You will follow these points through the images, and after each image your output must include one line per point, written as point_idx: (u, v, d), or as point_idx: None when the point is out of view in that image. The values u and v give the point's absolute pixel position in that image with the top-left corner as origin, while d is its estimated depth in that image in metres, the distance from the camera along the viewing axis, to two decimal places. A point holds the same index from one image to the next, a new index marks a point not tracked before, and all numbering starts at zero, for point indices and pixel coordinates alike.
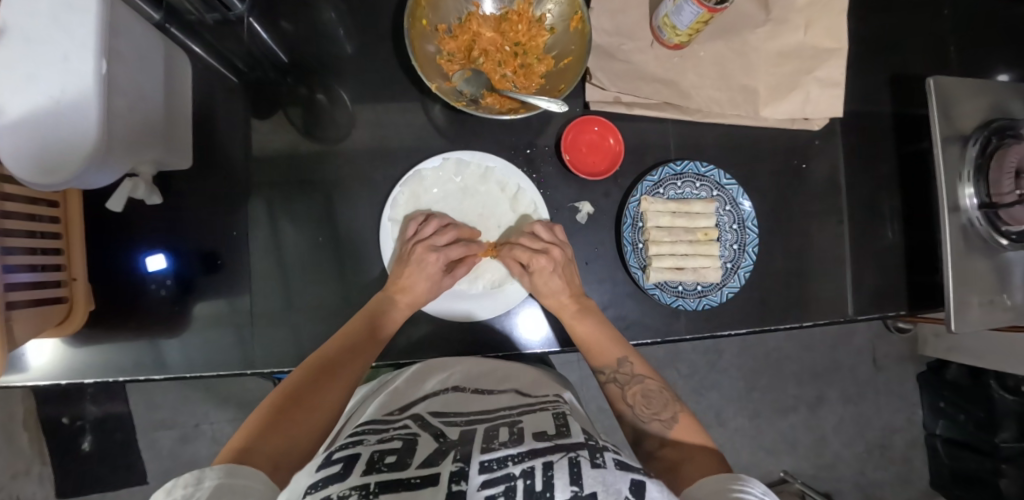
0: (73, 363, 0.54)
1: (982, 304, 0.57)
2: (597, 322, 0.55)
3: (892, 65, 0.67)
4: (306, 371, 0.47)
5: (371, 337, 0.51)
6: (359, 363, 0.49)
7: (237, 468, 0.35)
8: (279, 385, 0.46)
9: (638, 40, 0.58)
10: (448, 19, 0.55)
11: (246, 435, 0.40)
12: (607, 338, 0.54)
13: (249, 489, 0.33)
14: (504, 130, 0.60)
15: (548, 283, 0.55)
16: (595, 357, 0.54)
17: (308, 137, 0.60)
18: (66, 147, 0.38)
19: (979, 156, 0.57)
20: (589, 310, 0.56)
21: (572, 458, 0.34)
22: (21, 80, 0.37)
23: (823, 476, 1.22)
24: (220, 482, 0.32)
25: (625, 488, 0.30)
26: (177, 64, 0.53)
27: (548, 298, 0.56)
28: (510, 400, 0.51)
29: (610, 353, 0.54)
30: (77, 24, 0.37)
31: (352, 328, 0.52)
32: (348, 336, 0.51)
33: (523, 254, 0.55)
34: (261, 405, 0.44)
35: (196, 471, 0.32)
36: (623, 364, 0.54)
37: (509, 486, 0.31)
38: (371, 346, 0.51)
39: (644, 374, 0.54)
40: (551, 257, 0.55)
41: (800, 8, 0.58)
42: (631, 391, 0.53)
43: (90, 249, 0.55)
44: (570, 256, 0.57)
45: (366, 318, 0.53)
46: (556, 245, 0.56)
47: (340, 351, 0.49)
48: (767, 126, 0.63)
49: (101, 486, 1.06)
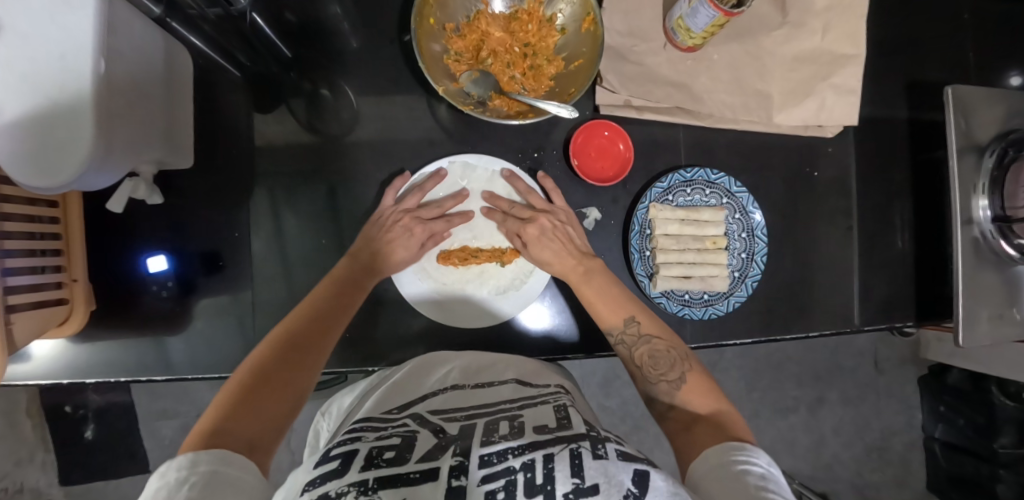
0: (74, 364, 0.54)
1: (991, 318, 0.57)
2: (604, 283, 0.55)
3: (910, 70, 0.65)
4: (272, 343, 0.46)
5: (338, 304, 0.51)
6: (327, 329, 0.49)
7: (231, 456, 0.33)
8: (244, 363, 0.45)
9: (650, 42, 0.56)
10: (456, 18, 0.53)
11: (217, 414, 0.39)
12: (613, 300, 0.54)
13: (241, 480, 0.32)
14: (512, 133, 0.59)
15: (547, 249, 0.55)
16: (602, 319, 0.54)
17: (310, 131, 0.58)
18: (61, 149, 0.36)
19: (996, 168, 0.57)
20: (593, 271, 0.55)
21: (573, 449, 0.33)
22: (17, 78, 0.36)
23: (820, 476, 1.23)
24: (214, 468, 0.32)
25: (628, 480, 0.30)
26: (177, 62, 0.52)
27: (554, 265, 0.55)
28: (511, 394, 0.46)
29: (621, 312, 0.53)
30: (77, 21, 0.36)
31: (318, 295, 0.51)
32: (314, 303, 0.50)
33: (515, 224, 0.57)
34: (229, 382, 0.43)
35: (191, 455, 0.32)
36: (631, 324, 0.53)
37: (509, 480, 0.30)
38: (338, 312, 0.50)
39: (651, 333, 0.52)
40: (539, 223, 0.56)
41: (818, 11, 0.56)
42: (640, 353, 0.51)
43: (90, 250, 0.54)
44: (563, 219, 0.57)
45: (333, 283, 0.52)
46: (545, 212, 0.57)
47: (305, 322, 0.48)
48: (780, 132, 0.62)
49: (105, 474, 1.07)
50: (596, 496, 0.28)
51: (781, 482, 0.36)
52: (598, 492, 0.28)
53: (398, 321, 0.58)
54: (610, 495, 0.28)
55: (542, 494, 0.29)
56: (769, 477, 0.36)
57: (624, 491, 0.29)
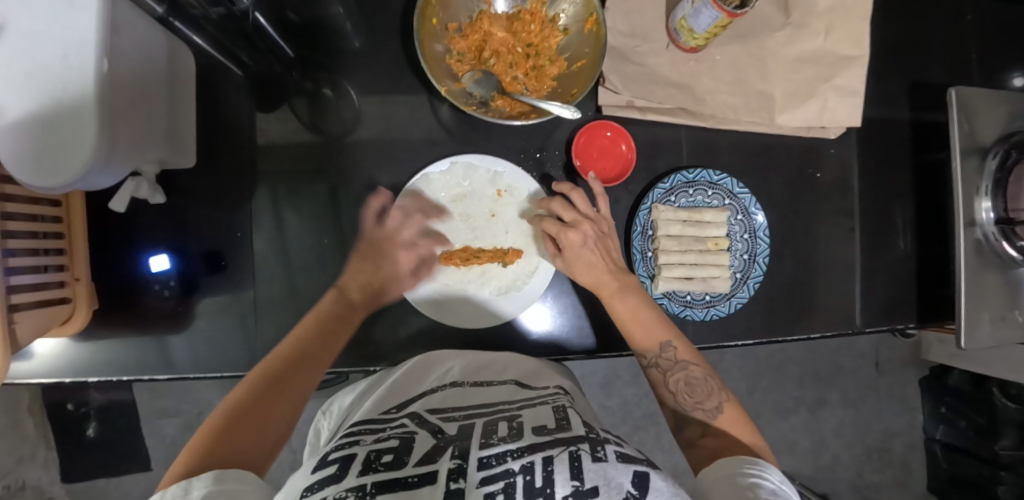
0: (76, 363, 0.54)
1: (993, 320, 0.57)
2: (639, 304, 0.54)
3: (913, 72, 0.65)
4: (253, 382, 0.45)
5: (324, 342, 0.50)
6: (311, 370, 0.47)
7: (225, 473, 0.34)
8: (232, 393, 0.44)
9: (652, 42, 0.56)
10: (459, 18, 0.53)
11: (192, 455, 0.37)
12: (648, 323, 0.53)
13: (239, 492, 0.32)
14: (514, 134, 0.59)
15: (581, 258, 0.54)
16: (636, 341, 0.53)
17: (312, 131, 0.58)
18: (62, 148, 0.36)
19: (999, 170, 0.56)
20: (629, 289, 0.54)
21: (573, 452, 0.33)
22: (18, 79, 0.36)
23: (821, 477, 1.23)
24: (210, 490, 0.31)
25: (627, 482, 0.30)
26: (179, 61, 0.52)
27: (587, 275, 0.54)
28: (510, 393, 0.47)
29: (657, 336, 0.52)
30: (79, 21, 0.36)
31: (303, 332, 0.50)
32: (299, 341, 0.49)
33: (554, 226, 0.55)
34: (206, 422, 0.41)
35: (185, 482, 0.32)
36: (666, 349, 0.52)
37: (508, 482, 0.30)
38: (323, 350, 0.49)
39: (688, 360, 0.51)
40: (582, 230, 0.54)
41: (820, 12, 0.56)
42: (675, 378, 0.50)
43: (93, 250, 0.54)
44: (604, 229, 0.56)
45: (319, 320, 0.51)
46: (587, 218, 0.55)
47: (296, 351, 0.48)
48: (782, 133, 0.62)
49: (107, 472, 1.07)
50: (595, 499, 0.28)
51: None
52: (597, 495, 0.28)
53: (400, 321, 0.58)
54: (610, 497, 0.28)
55: (542, 497, 0.29)
56: (780, 493, 0.36)
57: (623, 493, 0.29)
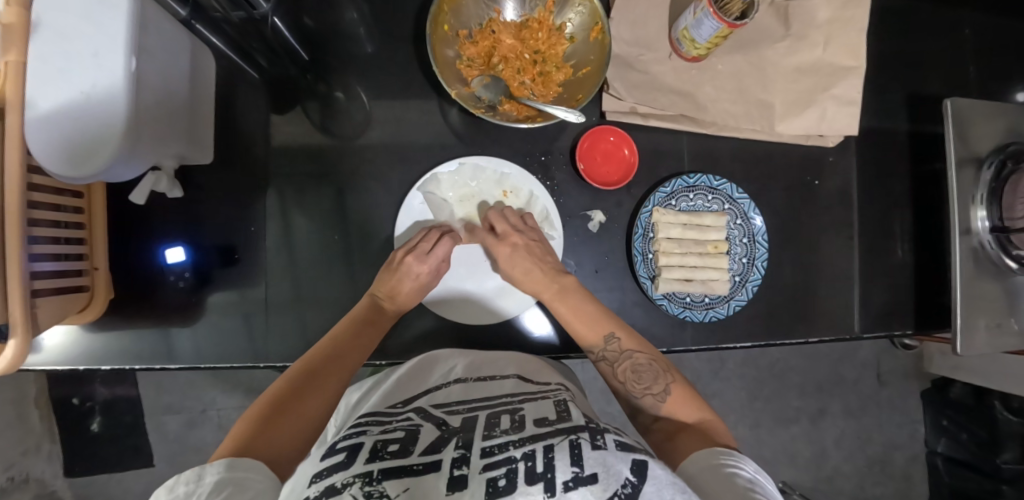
0: (89, 351, 0.55)
1: (989, 327, 0.58)
2: (580, 301, 0.55)
3: (912, 83, 0.67)
4: (291, 378, 0.46)
5: (355, 344, 0.51)
6: (349, 361, 0.49)
7: (239, 462, 0.35)
8: (265, 393, 0.45)
9: (656, 51, 0.58)
10: (469, 25, 0.56)
11: (237, 443, 0.38)
12: (591, 318, 0.54)
13: (250, 480, 0.33)
14: (520, 137, 0.61)
15: (518, 265, 0.56)
16: (580, 337, 0.54)
17: (322, 130, 0.60)
18: (94, 142, 0.38)
19: (994, 180, 0.57)
20: (568, 290, 0.55)
21: (573, 440, 0.34)
22: (55, 74, 0.38)
23: (821, 488, 1.22)
24: (221, 477, 0.32)
25: (626, 469, 0.31)
26: (201, 62, 0.54)
27: (526, 283, 0.57)
28: (513, 386, 0.48)
29: (600, 329, 0.53)
30: (112, 22, 0.38)
31: (339, 331, 0.52)
32: (336, 339, 0.51)
33: (487, 237, 0.59)
34: (246, 415, 0.42)
35: (197, 467, 0.32)
36: (610, 342, 0.53)
37: (510, 468, 0.31)
38: (357, 350, 0.51)
39: (633, 349, 0.52)
40: (511, 242, 0.58)
41: (819, 25, 0.58)
42: (622, 368, 0.52)
43: (112, 241, 0.56)
44: (533, 238, 0.59)
45: (351, 324, 0.53)
46: (514, 231, 0.58)
47: (327, 354, 0.49)
48: (782, 141, 0.63)
49: (111, 466, 1.08)
50: (594, 484, 0.29)
51: (767, 488, 0.37)
52: (596, 480, 0.29)
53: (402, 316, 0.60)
54: (608, 484, 0.29)
55: (542, 482, 0.30)
56: (756, 481, 0.37)
57: (622, 480, 0.30)
